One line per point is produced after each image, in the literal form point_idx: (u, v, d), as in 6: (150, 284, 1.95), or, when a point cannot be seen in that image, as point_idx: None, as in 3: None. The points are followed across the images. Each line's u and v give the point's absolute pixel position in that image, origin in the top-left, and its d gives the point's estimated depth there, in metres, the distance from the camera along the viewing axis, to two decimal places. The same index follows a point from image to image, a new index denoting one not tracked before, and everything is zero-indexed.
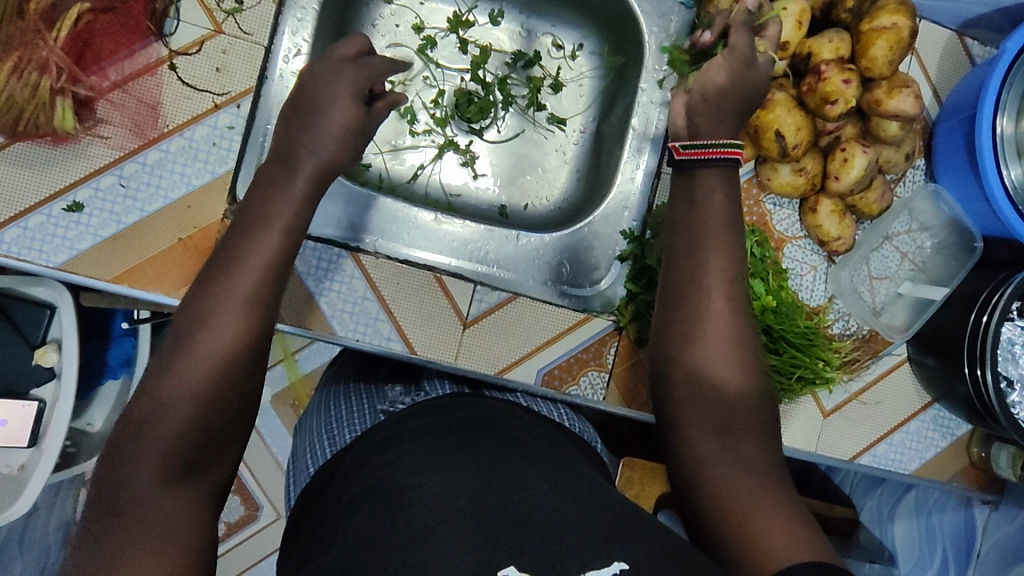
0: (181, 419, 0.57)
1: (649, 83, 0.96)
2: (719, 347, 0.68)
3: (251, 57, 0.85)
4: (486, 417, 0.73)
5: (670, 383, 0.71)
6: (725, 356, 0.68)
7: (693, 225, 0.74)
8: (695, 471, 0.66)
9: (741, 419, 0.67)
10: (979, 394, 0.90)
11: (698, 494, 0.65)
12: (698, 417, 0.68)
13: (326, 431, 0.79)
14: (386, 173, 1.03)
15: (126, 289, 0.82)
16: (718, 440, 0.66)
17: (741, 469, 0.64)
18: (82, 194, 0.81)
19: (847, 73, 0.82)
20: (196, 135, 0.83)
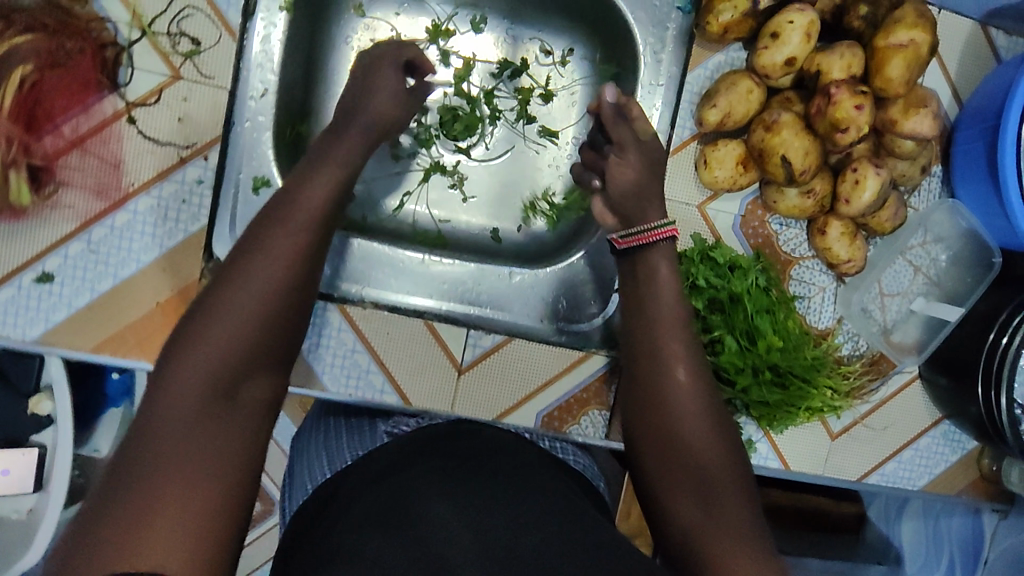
0: (190, 432, 0.52)
1: (644, 96, 0.88)
2: (700, 408, 0.71)
3: (214, 103, 0.79)
4: (486, 444, 0.71)
5: (652, 450, 0.71)
6: (692, 404, 0.71)
7: (653, 300, 0.77)
8: (687, 536, 0.64)
9: (708, 464, 0.67)
10: (990, 417, 0.88)
11: (691, 543, 0.63)
12: (680, 480, 0.67)
13: (326, 446, 0.74)
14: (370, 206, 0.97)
15: (109, 358, 0.80)
16: (689, 486, 0.67)
17: (730, 516, 0.64)
18: (51, 263, 0.77)
19: (860, 97, 0.73)
20: (163, 192, 0.78)
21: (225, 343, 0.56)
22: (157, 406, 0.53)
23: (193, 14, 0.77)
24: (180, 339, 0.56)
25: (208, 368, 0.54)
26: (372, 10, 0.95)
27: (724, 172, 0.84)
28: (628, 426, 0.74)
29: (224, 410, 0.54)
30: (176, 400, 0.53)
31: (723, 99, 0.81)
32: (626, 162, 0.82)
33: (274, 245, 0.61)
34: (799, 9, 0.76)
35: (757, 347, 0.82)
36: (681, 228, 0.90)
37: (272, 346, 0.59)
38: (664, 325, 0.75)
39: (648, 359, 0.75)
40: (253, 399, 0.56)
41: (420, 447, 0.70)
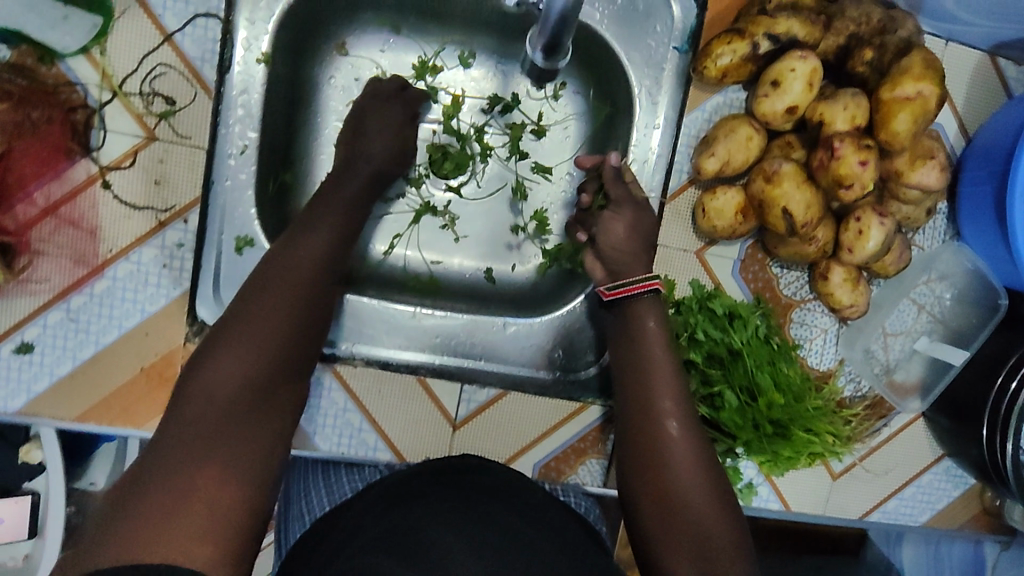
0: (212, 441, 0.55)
1: (640, 136, 0.85)
2: (697, 471, 0.68)
3: (191, 163, 0.76)
4: (492, 484, 0.73)
5: (651, 513, 0.68)
6: (688, 457, 0.69)
7: (649, 362, 0.75)
8: None
9: (705, 519, 0.65)
10: (993, 462, 0.87)
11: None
12: (682, 547, 0.64)
13: (325, 482, 0.78)
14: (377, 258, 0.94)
15: (93, 427, 0.77)
16: (687, 543, 0.64)
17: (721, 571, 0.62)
18: (30, 333, 0.75)
19: (864, 153, 0.72)
20: (143, 257, 0.76)
21: (251, 356, 0.61)
22: (184, 412, 0.57)
23: (167, 71, 0.74)
24: (206, 351, 0.61)
25: (235, 377, 0.59)
26: (355, 48, 0.90)
27: (724, 222, 0.81)
28: (625, 487, 0.71)
29: (245, 416, 0.58)
30: (202, 407, 0.57)
31: (721, 147, 0.78)
32: (619, 217, 0.82)
33: (293, 271, 0.67)
34: (801, 57, 0.73)
35: (757, 404, 0.81)
36: (679, 275, 0.87)
37: (291, 366, 0.64)
38: (658, 372, 0.74)
39: (641, 410, 0.73)
40: (270, 411, 0.61)
41: (424, 492, 0.69)
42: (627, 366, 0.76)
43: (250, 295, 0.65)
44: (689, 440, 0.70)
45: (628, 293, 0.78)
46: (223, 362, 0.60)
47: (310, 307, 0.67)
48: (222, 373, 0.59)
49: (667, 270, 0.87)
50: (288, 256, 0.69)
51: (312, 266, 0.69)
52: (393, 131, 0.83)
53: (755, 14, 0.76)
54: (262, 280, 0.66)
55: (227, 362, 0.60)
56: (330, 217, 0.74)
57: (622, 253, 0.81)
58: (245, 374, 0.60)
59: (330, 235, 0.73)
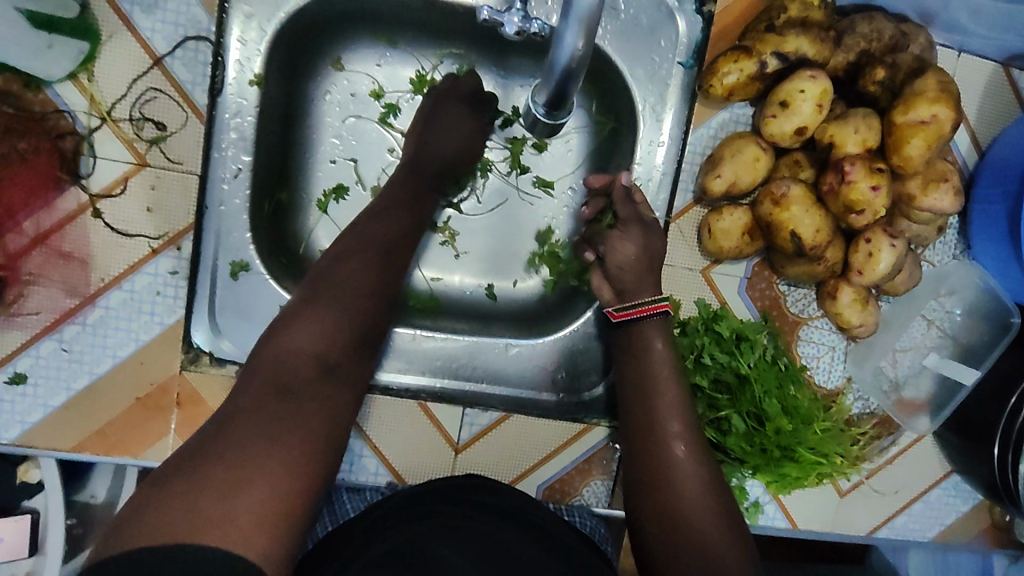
0: (280, 413, 0.55)
1: (645, 155, 0.83)
2: (701, 493, 0.68)
3: (184, 189, 0.74)
4: (500, 508, 0.72)
5: (653, 528, 0.68)
6: (693, 475, 0.69)
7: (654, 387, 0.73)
8: None
9: (707, 537, 0.65)
10: (1003, 480, 0.86)
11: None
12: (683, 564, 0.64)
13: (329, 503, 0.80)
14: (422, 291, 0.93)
15: (88, 456, 0.76)
16: (690, 558, 0.64)
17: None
18: (22, 364, 0.73)
19: (876, 177, 0.70)
20: (136, 285, 0.74)
21: (325, 331, 0.61)
22: (261, 378, 0.58)
23: (157, 96, 0.72)
24: (286, 321, 0.62)
25: (307, 350, 0.59)
26: (351, 62, 0.88)
27: (731, 243, 0.79)
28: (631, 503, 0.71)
29: (316, 389, 0.58)
30: (276, 378, 0.58)
31: (728, 167, 0.76)
32: (628, 237, 0.78)
33: (369, 249, 0.68)
34: (811, 77, 0.71)
35: (765, 429, 0.79)
36: (684, 294, 0.85)
37: (363, 345, 0.63)
38: (662, 390, 0.73)
39: (643, 429, 0.72)
40: (342, 387, 0.60)
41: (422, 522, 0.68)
42: (634, 388, 0.74)
43: (327, 270, 0.66)
44: (692, 460, 0.69)
45: (646, 311, 0.77)
46: (301, 333, 0.60)
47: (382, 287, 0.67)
48: (297, 344, 0.59)
49: (671, 290, 0.85)
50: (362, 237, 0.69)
51: (382, 249, 0.69)
52: (462, 131, 0.82)
53: (763, 31, 0.74)
54: (341, 256, 0.67)
55: (304, 334, 0.60)
56: (396, 204, 0.74)
57: (628, 273, 0.79)
58: (320, 349, 0.60)
59: (399, 220, 0.72)
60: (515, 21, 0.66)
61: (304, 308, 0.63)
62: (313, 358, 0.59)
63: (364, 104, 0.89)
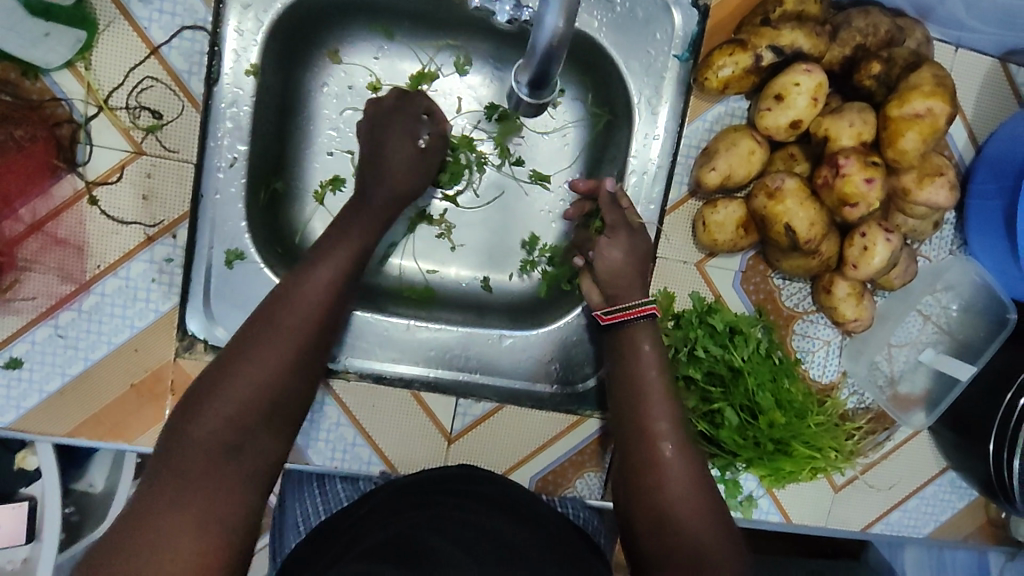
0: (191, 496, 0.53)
1: (640, 151, 0.83)
2: (693, 490, 0.67)
3: (180, 178, 0.74)
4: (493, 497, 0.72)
5: (643, 531, 0.67)
6: (683, 475, 0.68)
7: (640, 387, 0.73)
8: None
9: (699, 536, 0.65)
10: (999, 477, 0.85)
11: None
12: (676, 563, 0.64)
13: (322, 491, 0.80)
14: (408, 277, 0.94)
15: (84, 441, 0.77)
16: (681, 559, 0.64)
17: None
18: (18, 349, 0.74)
19: (870, 170, 0.70)
20: (132, 272, 0.75)
21: (242, 399, 0.57)
22: (171, 461, 0.54)
23: (153, 85, 0.73)
24: (203, 391, 0.58)
25: (222, 421, 0.56)
26: (349, 55, 0.89)
27: (725, 236, 0.79)
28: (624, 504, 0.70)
29: (224, 474, 0.54)
30: (189, 460, 0.54)
31: (723, 160, 0.76)
32: (615, 243, 0.79)
33: (294, 310, 0.63)
34: (806, 71, 0.71)
35: (758, 422, 0.79)
36: (679, 287, 0.85)
37: (285, 407, 0.60)
38: (652, 398, 0.72)
39: (636, 441, 0.71)
40: (259, 460, 0.57)
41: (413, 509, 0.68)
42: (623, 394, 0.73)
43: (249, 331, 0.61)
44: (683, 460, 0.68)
45: (630, 315, 0.76)
46: (218, 409, 0.56)
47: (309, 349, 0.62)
48: (213, 421, 0.56)
49: (666, 283, 0.85)
50: (291, 300, 0.64)
51: (309, 301, 0.64)
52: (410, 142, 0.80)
53: (758, 24, 0.74)
54: (265, 319, 0.62)
55: (221, 409, 0.56)
56: (327, 257, 0.68)
57: (622, 266, 0.79)
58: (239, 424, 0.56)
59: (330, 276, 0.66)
60: (506, 10, 0.66)
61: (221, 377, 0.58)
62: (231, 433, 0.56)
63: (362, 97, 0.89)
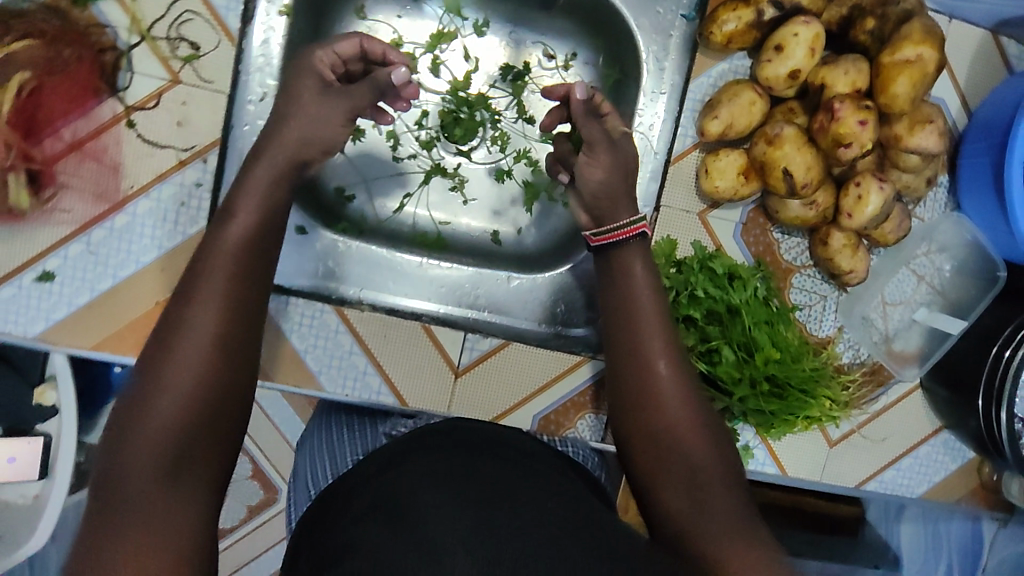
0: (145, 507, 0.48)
1: (647, 106, 0.87)
2: (683, 397, 0.70)
3: (213, 107, 0.79)
4: (483, 437, 0.72)
5: (636, 446, 0.70)
6: (675, 392, 0.70)
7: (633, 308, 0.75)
8: (680, 526, 0.63)
9: (694, 449, 0.67)
10: (989, 431, 0.88)
11: (692, 543, 0.61)
12: (671, 473, 0.67)
13: (326, 449, 0.75)
14: (419, 224, 0.98)
15: (107, 356, 0.80)
16: (678, 474, 0.66)
17: (718, 518, 0.62)
18: (51, 263, 0.77)
19: (863, 113, 0.74)
20: (163, 195, 0.79)
21: (174, 408, 0.52)
22: (107, 506, 0.48)
23: (193, 19, 0.78)
24: (126, 418, 0.52)
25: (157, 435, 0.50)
26: (374, 13, 0.95)
27: (726, 183, 0.83)
28: (617, 421, 0.73)
29: (169, 486, 0.49)
30: (124, 487, 0.49)
31: (725, 110, 0.80)
32: (597, 162, 0.81)
33: (201, 307, 0.56)
34: (804, 22, 0.75)
35: (755, 359, 0.82)
36: (681, 235, 0.89)
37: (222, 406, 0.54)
38: (641, 318, 0.75)
39: (634, 370, 0.72)
40: (205, 468, 0.52)
41: (421, 448, 0.68)
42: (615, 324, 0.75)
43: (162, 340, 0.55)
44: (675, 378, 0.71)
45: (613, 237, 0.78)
46: (144, 429, 0.50)
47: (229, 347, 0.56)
48: (143, 450, 0.50)
49: (668, 229, 0.89)
50: (195, 299, 0.57)
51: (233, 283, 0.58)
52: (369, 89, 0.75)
53: None
54: (171, 329, 0.55)
55: (149, 428, 0.51)
56: (231, 238, 0.61)
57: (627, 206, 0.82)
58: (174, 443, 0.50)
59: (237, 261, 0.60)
60: None
61: (138, 403, 0.52)
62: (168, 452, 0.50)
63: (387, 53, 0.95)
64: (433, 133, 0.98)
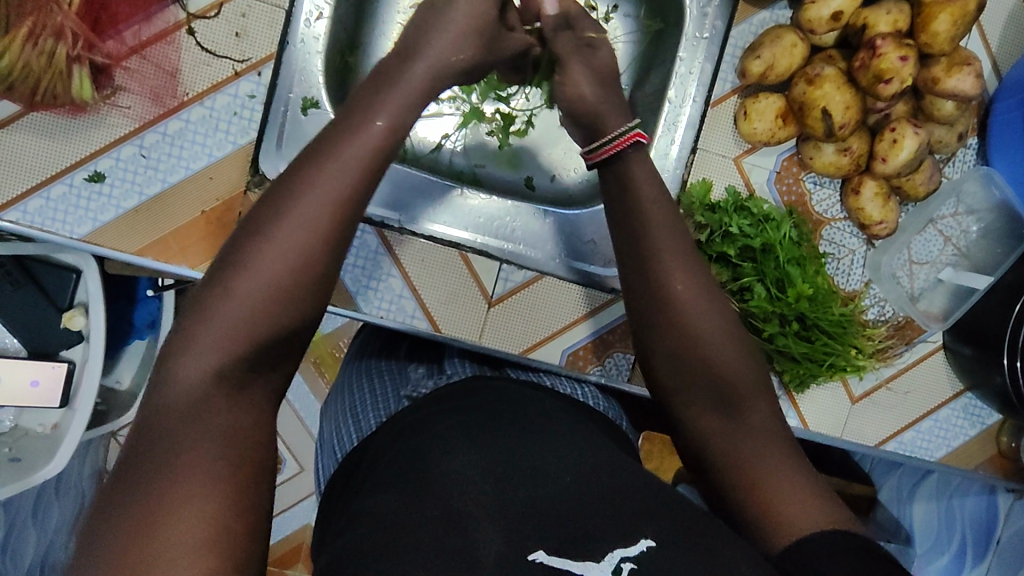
0: (189, 434, 0.48)
1: (689, 51, 0.88)
2: (713, 316, 0.63)
3: (270, 21, 0.81)
4: (497, 395, 0.70)
5: (659, 371, 0.64)
6: (703, 309, 0.62)
7: None
8: (716, 455, 0.60)
9: (728, 373, 0.61)
10: (1016, 386, 0.88)
11: (722, 474, 0.59)
12: (700, 398, 0.62)
13: (349, 411, 0.76)
14: (454, 162, 1.00)
15: (149, 262, 0.81)
16: (712, 403, 0.61)
17: (753, 442, 0.59)
18: (103, 164, 0.79)
19: (905, 50, 0.76)
20: (216, 104, 0.81)
21: (220, 342, 0.50)
22: (146, 439, 0.48)
23: None
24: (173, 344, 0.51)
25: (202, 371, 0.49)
26: None
27: (763, 125, 0.85)
28: (642, 343, 0.66)
29: (211, 420, 0.49)
30: (169, 415, 0.48)
31: (768, 51, 0.82)
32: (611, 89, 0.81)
33: (251, 250, 0.52)
34: None
35: (787, 296, 0.84)
36: (716, 179, 0.91)
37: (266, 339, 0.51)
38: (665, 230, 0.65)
39: (655, 297, 0.63)
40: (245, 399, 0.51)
41: (447, 410, 0.67)
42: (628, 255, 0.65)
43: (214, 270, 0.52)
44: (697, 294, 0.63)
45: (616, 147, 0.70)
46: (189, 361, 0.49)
47: (283, 298, 0.51)
48: (180, 391, 0.49)
49: (702, 171, 0.91)
50: (250, 243, 0.52)
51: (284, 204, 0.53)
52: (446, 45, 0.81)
53: None
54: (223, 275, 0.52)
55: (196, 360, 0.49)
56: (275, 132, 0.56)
57: None
58: (221, 399, 0.49)
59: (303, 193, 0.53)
60: None
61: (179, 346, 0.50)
62: (212, 409, 0.49)
63: None
64: None
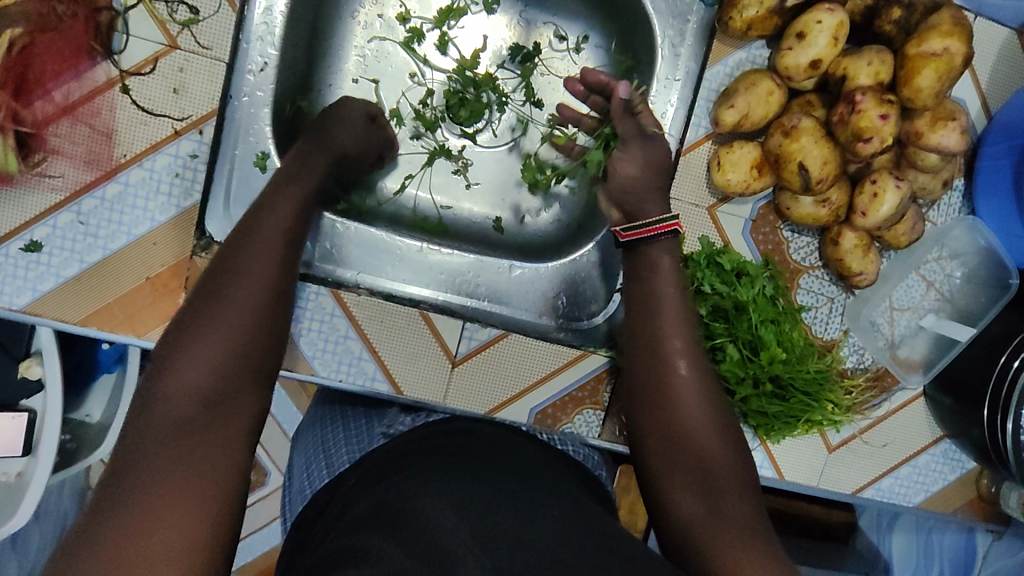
0: (160, 501, 0.46)
1: (660, 93, 0.84)
2: (704, 405, 0.65)
3: (210, 74, 0.77)
4: (483, 438, 0.69)
5: (648, 448, 0.65)
6: (697, 395, 0.65)
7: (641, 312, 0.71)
8: (693, 535, 0.58)
9: (711, 455, 0.62)
10: (993, 441, 0.85)
11: (694, 554, 0.57)
12: (684, 477, 0.61)
13: (324, 456, 0.74)
14: (416, 206, 0.95)
15: (94, 332, 0.77)
16: (690, 480, 0.61)
17: (730, 528, 0.56)
18: (38, 233, 0.74)
19: (886, 107, 0.72)
20: (156, 165, 0.76)
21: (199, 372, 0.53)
22: (111, 492, 0.47)
23: None
24: (150, 383, 0.53)
25: (183, 405, 0.52)
26: None
27: (738, 176, 0.80)
28: (632, 419, 0.68)
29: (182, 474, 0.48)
30: (142, 465, 0.48)
31: (742, 99, 0.78)
32: (629, 156, 0.78)
33: (229, 300, 0.58)
34: (828, 9, 0.73)
35: (759, 358, 0.81)
36: (689, 229, 0.87)
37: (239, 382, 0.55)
38: (668, 314, 0.70)
39: (650, 362, 0.68)
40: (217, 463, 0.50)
41: (416, 451, 0.65)
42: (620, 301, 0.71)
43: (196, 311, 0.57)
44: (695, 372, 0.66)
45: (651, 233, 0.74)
46: (167, 399, 0.52)
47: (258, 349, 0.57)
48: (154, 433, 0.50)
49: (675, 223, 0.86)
50: (221, 296, 0.58)
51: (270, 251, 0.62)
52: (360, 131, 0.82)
53: None
54: (198, 315, 0.57)
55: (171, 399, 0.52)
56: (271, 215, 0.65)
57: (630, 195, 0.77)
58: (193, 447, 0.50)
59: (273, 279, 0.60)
60: None
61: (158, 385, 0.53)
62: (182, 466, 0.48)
63: (389, 27, 0.94)
64: (435, 113, 0.95)
